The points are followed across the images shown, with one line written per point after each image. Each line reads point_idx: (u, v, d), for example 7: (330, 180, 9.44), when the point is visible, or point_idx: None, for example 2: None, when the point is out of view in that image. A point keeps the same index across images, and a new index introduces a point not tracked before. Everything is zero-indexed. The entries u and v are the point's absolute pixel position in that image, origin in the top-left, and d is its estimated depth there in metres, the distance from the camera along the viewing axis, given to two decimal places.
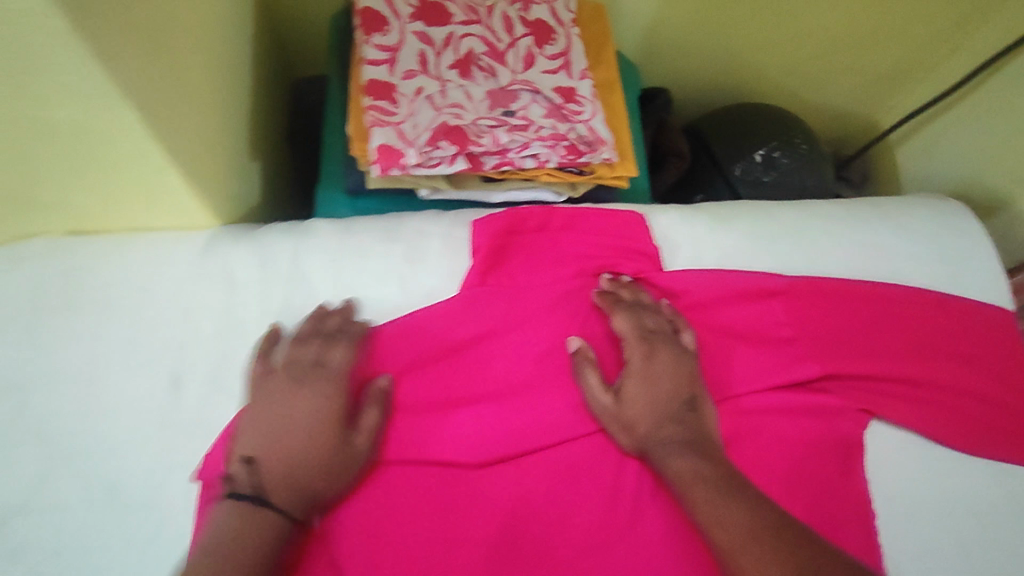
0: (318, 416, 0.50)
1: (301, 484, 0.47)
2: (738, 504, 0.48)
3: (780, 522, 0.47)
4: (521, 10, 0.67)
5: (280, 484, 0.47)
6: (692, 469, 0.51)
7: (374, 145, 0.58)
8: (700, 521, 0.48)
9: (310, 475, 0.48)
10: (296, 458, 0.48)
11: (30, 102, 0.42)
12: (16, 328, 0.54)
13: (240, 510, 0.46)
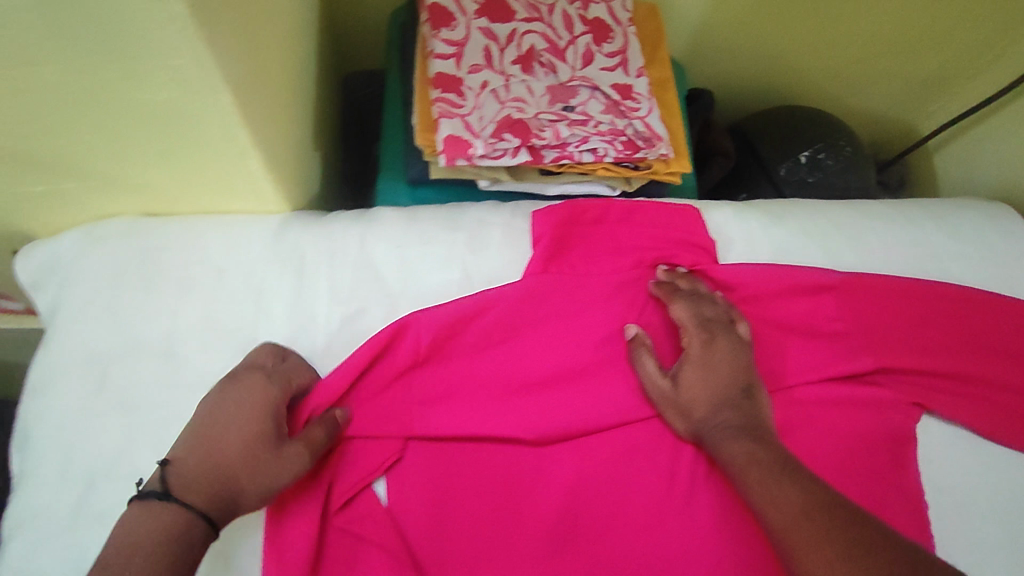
0: (249, 418, 0.48)
1: (224, 484, 0.45)
2: (792, 485, 0.47)
3: (834, 503, 0.45)
4: (580, 9, 0.69)
5: (204, 481, 0.44)
6: (744, 451, 0.51)
7: (441, 135, 0.59)
8: (754, 502, 0.48)
9: (228, 474, 0.45)
10: (222, 456, 0.45)
11: (137, 83, 0.44)
12: (98, 304, 0.57)
13: (148, 506, 0.42)
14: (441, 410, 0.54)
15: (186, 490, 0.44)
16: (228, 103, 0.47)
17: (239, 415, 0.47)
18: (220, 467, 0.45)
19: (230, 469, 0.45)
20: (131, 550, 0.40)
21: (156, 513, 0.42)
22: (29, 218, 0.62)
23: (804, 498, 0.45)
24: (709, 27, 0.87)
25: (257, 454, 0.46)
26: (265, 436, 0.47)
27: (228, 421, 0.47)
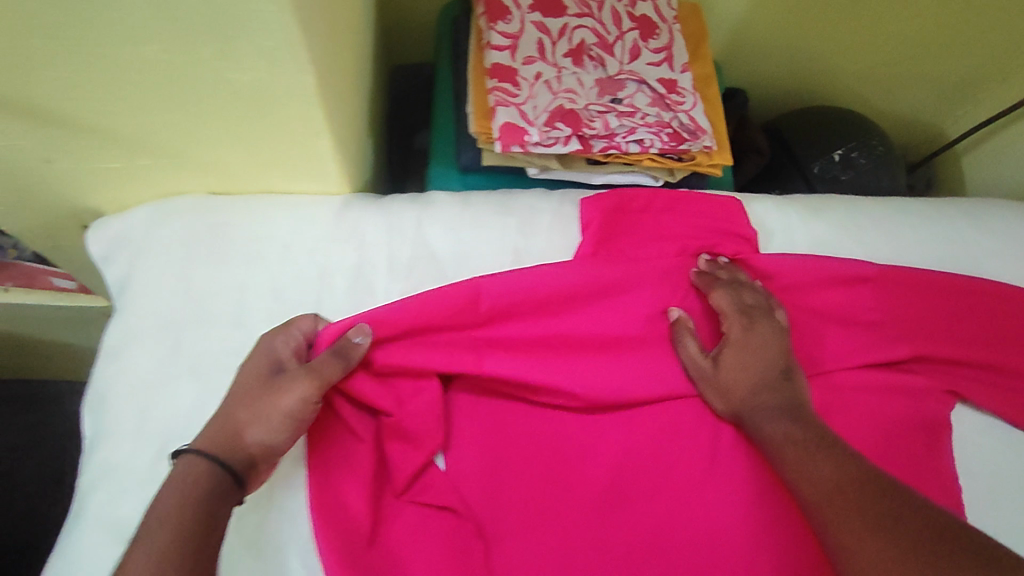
0: (258, 373, 0.51)
1: (241, 433, 0.49)
2: (830, 464, 0.50)
3: (873, 479, 0.47)
4: (628, 6, 0.72)
5: (223, 431, 0.48)
6: (785, 431, 0.54)
7: (498, 122, 0.62)
8: (793, 480, 0.51)
9: (241, 423, 0.49)
10: (238, 408, 0.49)
11: (227, 62, 0.47)
12: (172, 276, 0.60)
13: (187, 460, 0.47)
14: (506, 357, 0.57)
15: (207, 441, 0.48)
16: (308, 85, 0.50)
17: (252, 371, 0.52)
18: (235, 419, 0.49)
19: (245, 419, 0.49)
20: (164, 496, 0.44)
21: (185, 464, 0.46)
22: (104, 194, 0.65)
23: (842, 476, 0.48)
24: (747, 27, 0.90)
25: (264, 402, 0.49)
26: (271, 384, 0.50)
27: (243, 379, 0.51)
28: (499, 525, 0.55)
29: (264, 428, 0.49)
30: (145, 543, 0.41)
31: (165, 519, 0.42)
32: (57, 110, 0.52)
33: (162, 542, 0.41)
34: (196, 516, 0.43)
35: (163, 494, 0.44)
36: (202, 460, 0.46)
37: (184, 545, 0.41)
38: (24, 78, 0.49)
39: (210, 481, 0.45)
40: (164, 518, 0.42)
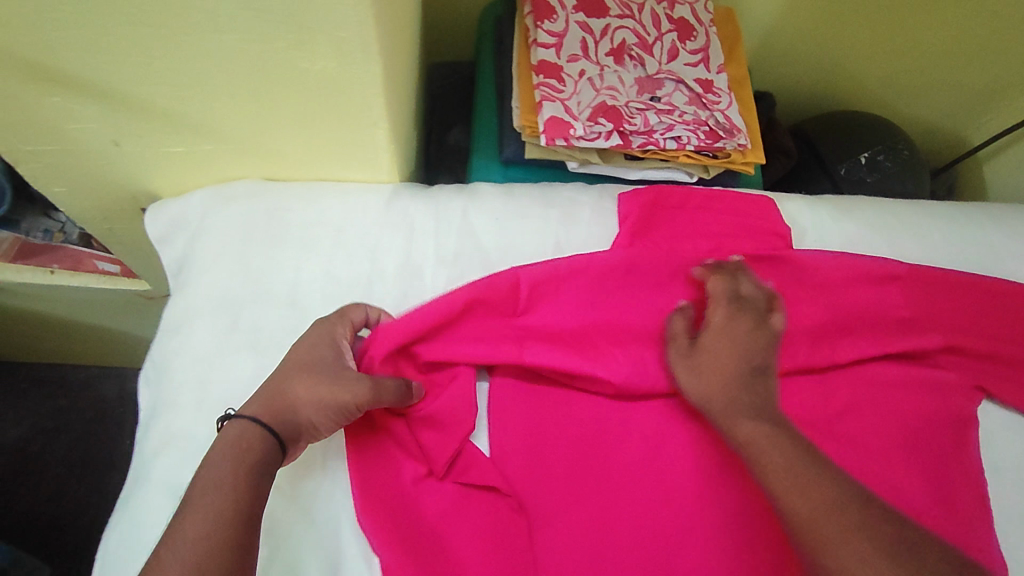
0: (318, 362, 0.53)
1: (294, 411, 0.51)
2: (803, 469, 0.49)
3: (855, 498, 0.46)
4: (667, 9, 0.75)
5: (278, 408, 0.50)
6: (755, 430, 0.52)
7: (544, 116, 0.65)
8: (763, 478, 0.50)
9: (297, 403, 0.51)
10: (294, 388, 0.51)
11: (301, 52, 0.50)
12: (231, 256, 0.63)
13: (242, 426, 0.48)
14: (544, 347, 0.59)
15: (260, 412, 0.50)
16: (375, 76, 0.53)
17: (312, 354, 0.53)
18: (290, 397, 0.51)
19: (300, 399, 0.51)
20: (218, 461, 0.46)
21: (238, 429, 0.48)
22: (163, 177, 0.68)
23: (824, 493, 0.47)
24: (777, 32, 0.92)
25: (323, 390, 0.51)
26: (332, 375, 0.52)
27: (300, 360, 0.53)
28: (541, 500, 0.56)
29: (316, 414, 0.51)
30: (196, 505, 0.43)
31: (216, 484, 0.44)
32: (135, 94, 0.55)
33: (212, 507, 0.43)
34: (247, 486, 0.45)
35: (216, 458, 0.46)
36: (259, 431, 0.48)
37: (235, 513, 0.44)
38: (109, 62, 0.52)
39: (262, 451, 0.47)
40: (214, 483, 0.44)
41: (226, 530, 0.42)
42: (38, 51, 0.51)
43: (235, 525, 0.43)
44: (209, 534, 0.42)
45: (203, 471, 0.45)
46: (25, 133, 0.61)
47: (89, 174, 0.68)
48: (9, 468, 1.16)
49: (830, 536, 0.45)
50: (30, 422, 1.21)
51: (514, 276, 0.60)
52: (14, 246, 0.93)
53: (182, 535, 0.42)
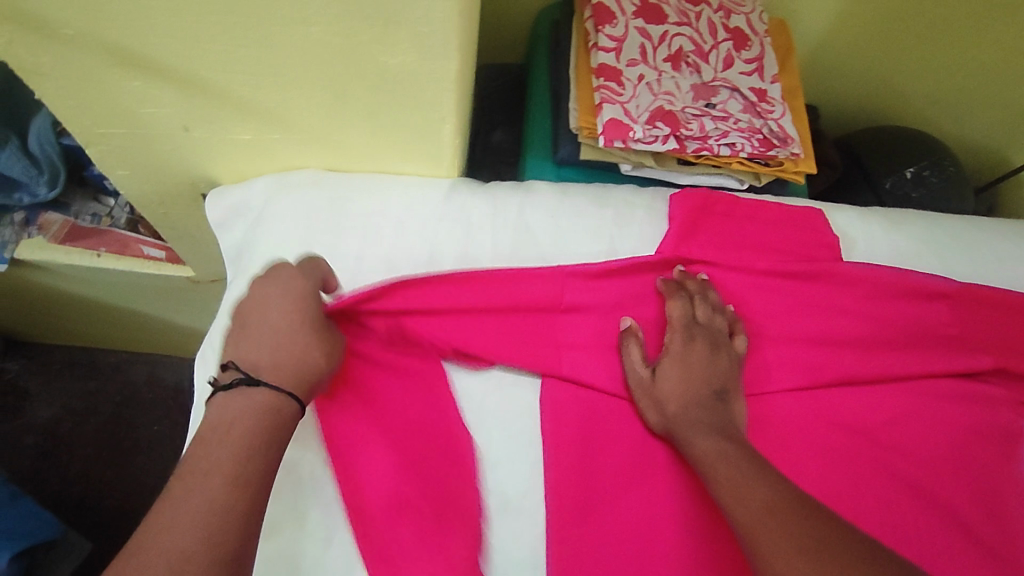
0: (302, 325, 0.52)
1: (307, 372, 0.51)
2: (756, 481, 0.49)
3: (794, 498, 0.47)
4: (723, 18, 0.76)
5: (293, 371, 0.50)
6: (714, 449, 0.53)
7: (603, 118, 0.66)
8: (721, 497, 0.50)
9: (311, 366, 0.51)
10: (300, 348, 0.51)
11: (382, 47, 0.52)
12: (293, 243, 0.64)
13: (275, 403, 0.48)
14: (583, 356, 0.60)
15: (282, 378, 0.49)
16: (451, 72, 0.54)
17: (298, 311, 0.52)
18: (301, 359, 0.51)
19: (307, 359, 0.51)
20: (240, 422, 0.46)
21: (269, 400, 0.48)
22: (225, 165, 0.69)
23: (770, 495, 0.47)
24: (825, 45, 0.93)
25: (323, 351, 0.52)
26: (325, 335, 0.53)
27: (288, 318, 0.52)
28: (595, 496, 0.56)
29: (323, 373, 0.52)
30: (211, 470, 0.43)
31: (235, 451, 0.44)
32: (214, 82, 0.57)
33: (229, 473, 0.43)
34: (269, 453, 0.45)
35: (240, 420, 0.46)
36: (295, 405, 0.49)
37: (254, 482, 0.44)
38: (194, 49, 0.53)
39: (288, 418, 0.48)
40: (232, 451, 0.44)
41: (245, 499, 0.42)
42: (126, 36, 0.52)
43: (253, 492, 0.43)
44: (228, 501, 0.42)
45: (223, 434, 0.45)
46: (99, 117, 0.62)
47: (152, 160, 0.69)
48: (40, 448, 1.18)
49: (772, 534, 0.45)
50: (61, 402, 1.23)
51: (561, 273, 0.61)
52: (64, 228, 0.95)
53: (198, 498, 0.41)
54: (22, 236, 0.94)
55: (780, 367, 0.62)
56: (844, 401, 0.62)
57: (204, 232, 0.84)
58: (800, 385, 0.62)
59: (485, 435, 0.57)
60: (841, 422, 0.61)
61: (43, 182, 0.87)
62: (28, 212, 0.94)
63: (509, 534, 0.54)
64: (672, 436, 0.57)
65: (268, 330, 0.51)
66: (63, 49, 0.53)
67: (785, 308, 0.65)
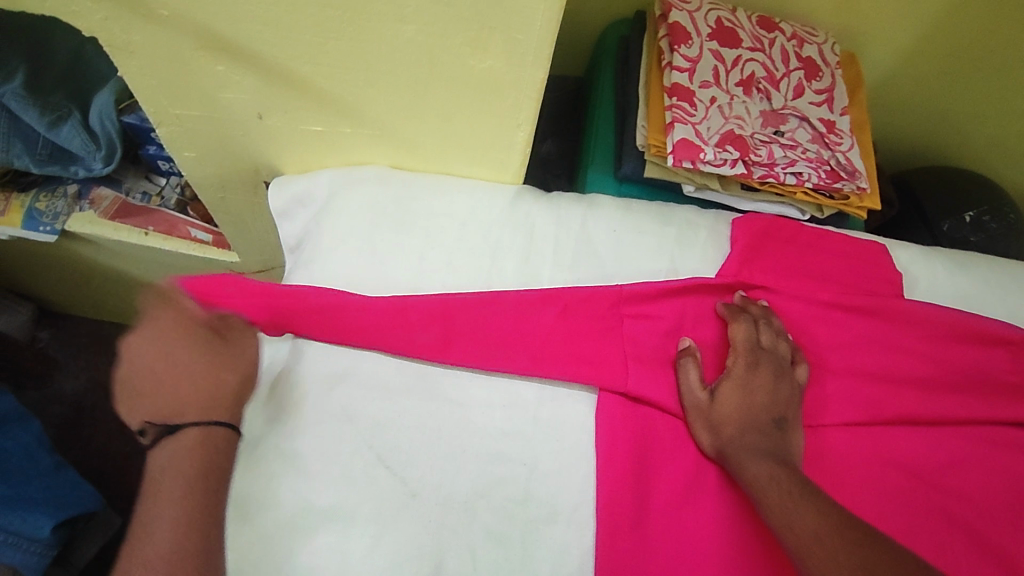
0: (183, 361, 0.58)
1: (215, 398, 0.57)
2: (808, 508, 0.49)
3: (849, 526, 0.46)
4: (796, 47, 0.76)
5: (201, 404, 0.57)
6: (766, 474, 0.52)
7: (673, 138, 0.67)
8: (772, 524, 0.50)
9: (216, 387, 0.58)
10: (200, 383, 0.58)
11: (471, 50, 0.53)
12: (357, 239, 0.64)
13: (202, 439, 0.56)
14: (644, 371, 0.59)
15: (197, 414, 0.57)
16: (537, 78, 0.55)
17: (179, 349, 0.58)
18: (206, 393, 0.57)
19: (208, 386, 0.57)
20: (173, 467, 0.54)
21: (191, 440, 0.55)
22: (291, 156, 0.69)
23: (820, 524, 0.47)
24: (889, 81, 0.93)
25: (215, 377, 0.58)
26: (216, 355, 0.58)
27: (180, 357, 0.58)
28: (648, 512, 0.55)
29: (239, 394, 0.58)
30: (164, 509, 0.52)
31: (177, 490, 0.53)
32: (300, 73, 0.57)
33: (175, 511, 0.52)
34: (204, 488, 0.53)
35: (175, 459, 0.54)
36: (216, 428, 0.56)
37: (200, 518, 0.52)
38: (285, 39, 0.53)
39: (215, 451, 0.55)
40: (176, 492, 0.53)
41: (194, 538, 0.51)
42: (222, 22, 0.52)
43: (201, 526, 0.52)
44: (179, 534, 0.51)
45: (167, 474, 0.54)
46: (176, 100, 0.62)
47: (220, 146, 0.69)
48: (65, 417, 1.19)
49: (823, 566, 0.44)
50: (88, 375, 1.23)
51: (622, 289, 0.61)
52: (114, 204, 0.96)
53: (153, 537, 0.51)
54: (74, 210, 0.95)
55: (840, 399, 0.61)
56: (902, 439, 0.61)
57: (256, 218, 0.84)
58: (858, 420, 0.61)
59: (541, 441, 0.56)
60: (899, 460, 0.60)
61: (99, 158, 0.87)
62: (80, 186, 0.95)
63: (560, 546, 0.53)
64: (724, 460, 0.56)
65: (167, 374, 0.58)
66: (158, 31, 0.53)
67: (845, 340, 0.64)
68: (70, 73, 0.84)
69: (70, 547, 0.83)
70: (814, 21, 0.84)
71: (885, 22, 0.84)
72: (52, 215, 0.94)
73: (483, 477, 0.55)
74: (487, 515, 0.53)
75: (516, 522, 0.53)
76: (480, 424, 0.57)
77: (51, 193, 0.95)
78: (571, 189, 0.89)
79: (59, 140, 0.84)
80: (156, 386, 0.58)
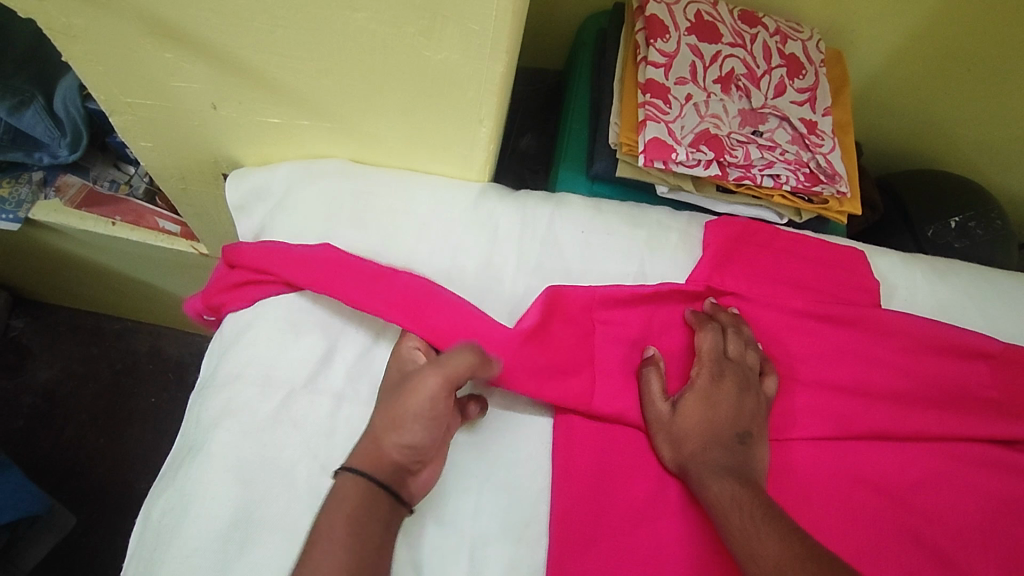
0: (420, 434, 0.49)
1: (397, 455, 0.49)
2: (771, 532, 0.46)
3: (813, 551, 0.44)
4: (778, 44, 0.73)
5: (388, 461, 0.48)
6: (728, 493, 0.50)
7: (647, 137, 0.64)
8: (734, 549, 0.48)
9: (418, 467, 0.50)
10: (398, 434, 0.48)
11: (424, 40, 0.50)
12: (313, 235, 0.62)
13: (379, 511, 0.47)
14: (607, 381, 0.57)
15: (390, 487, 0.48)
16: (500, 72, 0.52)
17: (421, 427, 0.49)
18: (395, 448, 0.48)
19: (400, 442, 0.48)
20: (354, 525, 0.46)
21: (351, 487, 0.47)
22: (248, 148, 0.66)
23: (782, 550, 0.45)
24: (878, 80, 0.90)
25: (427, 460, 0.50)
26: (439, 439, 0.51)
27: (413, 432, 0.49)
28: (604, 528, 0.53)
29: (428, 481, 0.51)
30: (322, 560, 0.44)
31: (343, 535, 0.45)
32: (249, 62, 0.54)
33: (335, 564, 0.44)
34: (372, 542, 0.46)
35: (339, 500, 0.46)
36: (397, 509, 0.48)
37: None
38: (231, 26, 0.50)
39: (378, 509, 0.47)
40: (338, 537, 0.45)
41: None
42: (164, 5, 0.49)
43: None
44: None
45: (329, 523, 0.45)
46: (126, 89, 0.59)
47: (175, 137, 0.66)
48: (35, 408, 1.17)
49: None
50: (61, 364, 1.21)
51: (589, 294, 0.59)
52: (81, 192, 0.93)
53: None
54: (39, 198, 0.91)
55: (808, 412, 0.59)
56: (871, 454, 0.59)
57: (219, 211, 0.82)
58: (824, 435, 0.58)
59: (496, 452, 0.54)
60: (867, 475, 0.58)
61: (64, 144, 0.84)
62: (46, 173, 0.92)
63: (513, 560, 0.51)
64: (685, 476, 0.54)
65: (392, 438, 0.49)
66: (98, 15, 0.50)
67: (816, 350, 0.62)
68: (31, 56, 0.78)
69: (19, 546, 0.82)
70: (799, 17, 0.82)
71: (873, 19, 0.81)
72: (16, 203, 0.90)
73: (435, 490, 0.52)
74: (435, 530, 0.51)
75: (465, 538, 0.51)
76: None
77: (14, 178, 0.91)
78: (547, 187, 0.87)
79: (22, 126, 0.80)
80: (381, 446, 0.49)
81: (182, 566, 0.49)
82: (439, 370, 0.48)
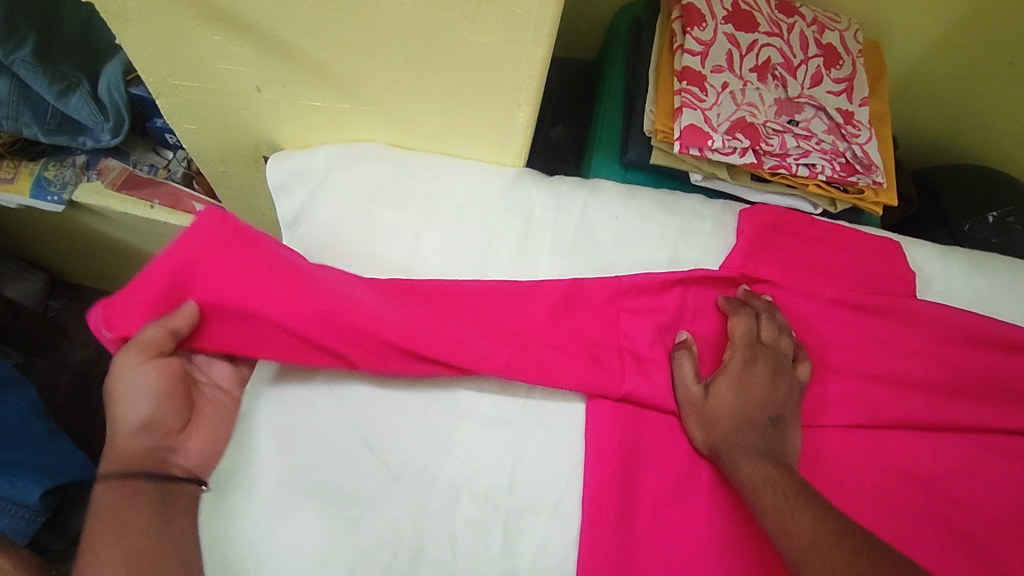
0: (146, 412, 0.51)
1: (136, 441, 0.50)
2: (805, 510, 0.47)
3: (850, 529, 0.45)
4: (816, 33, 0.73)
5: (131, 448, 0.50)
6: (760, 473, 0.51)
7: (682, 124, 0.64)
8: (769, 528, 0.48)
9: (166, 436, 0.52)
10: (124, 424, 0.50)
11: (469, 25, 0.51)
12: (352, 215, 0.63)
13: (146, 492, 0.50)
14: (640, 363, 0.58)
15: (141, 469, 0.50)
16: (540, 56, 0.53)
17: (142, 405, 0.50)
18: (127, 435, 0.50)
19: (129, 429, 0.50)
20: (124, 514, 0.49)
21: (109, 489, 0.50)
22: (291, 131, 0.68)
23: (818, 527, 0.45)
24: (917, 72, 0.89)
25: (176, 427, 0.53)
26: (180, 406, 0.53)
27: (135, 413, 0.50)
28: (636, 506, 0.54)
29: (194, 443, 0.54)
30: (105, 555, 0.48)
31: (134, 529, 0.49)
32: (297, 46, 0.55)
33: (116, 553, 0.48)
34: (151, 522, 0.50)
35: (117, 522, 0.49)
36: (158, 480, 0.51)
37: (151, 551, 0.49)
38: (281, 10, 0.51)
39: (142, 493, 0.50)
40: (131, 523, 0.49)
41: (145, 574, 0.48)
42: None
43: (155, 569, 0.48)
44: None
45: (116, 527, 0.49)
46: (176, 71, 0.61)
47: (220, 119, 0.68)
48: (73, 386, 1.21)
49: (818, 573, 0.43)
50: (97, 345, 1.25)
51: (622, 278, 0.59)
52: (122, 175, 0.95)
53: None
54: (82, 179, 0.94)
55: (842, 400, 0.59)
56: (906, 443, 0.59)
57: (258, 193, 0.84)
58: (857, 424, 0.59)
59: (529, 430, 0.55)
60: (900, 464, 0.58)
61: (106, 130, 0.85)
62: (90, 156, 0.94)
63: (544, 535, 0.52)
64: (717, 458, 0.54)
65: (121, 429, 0.50)
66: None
67: (851, 340, 0.61)
68: (81, 42, 0.80)
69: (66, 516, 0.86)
70: (837, 8, 0.81)
71: (914, 10, 0.80)
72: (60, 185, 0.93)
73: (470, 462, 0.54)
74: (470, 501, 0.53)
75: (500, 511, 0.53)
76: (417, 406, 0.55)
77: (60, 162, 0.94)
78: (578, 175, 0.88)
79: (69, 110, 0.82)
80: (116, 441, 0.51)
81: (228, 528, 0.51)
82: (133, 346, 0.50)
